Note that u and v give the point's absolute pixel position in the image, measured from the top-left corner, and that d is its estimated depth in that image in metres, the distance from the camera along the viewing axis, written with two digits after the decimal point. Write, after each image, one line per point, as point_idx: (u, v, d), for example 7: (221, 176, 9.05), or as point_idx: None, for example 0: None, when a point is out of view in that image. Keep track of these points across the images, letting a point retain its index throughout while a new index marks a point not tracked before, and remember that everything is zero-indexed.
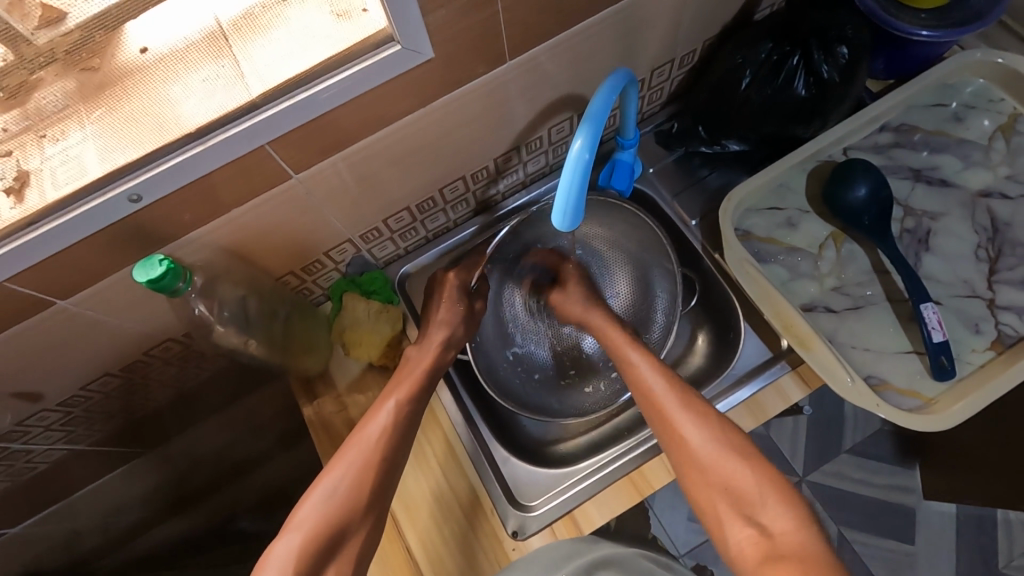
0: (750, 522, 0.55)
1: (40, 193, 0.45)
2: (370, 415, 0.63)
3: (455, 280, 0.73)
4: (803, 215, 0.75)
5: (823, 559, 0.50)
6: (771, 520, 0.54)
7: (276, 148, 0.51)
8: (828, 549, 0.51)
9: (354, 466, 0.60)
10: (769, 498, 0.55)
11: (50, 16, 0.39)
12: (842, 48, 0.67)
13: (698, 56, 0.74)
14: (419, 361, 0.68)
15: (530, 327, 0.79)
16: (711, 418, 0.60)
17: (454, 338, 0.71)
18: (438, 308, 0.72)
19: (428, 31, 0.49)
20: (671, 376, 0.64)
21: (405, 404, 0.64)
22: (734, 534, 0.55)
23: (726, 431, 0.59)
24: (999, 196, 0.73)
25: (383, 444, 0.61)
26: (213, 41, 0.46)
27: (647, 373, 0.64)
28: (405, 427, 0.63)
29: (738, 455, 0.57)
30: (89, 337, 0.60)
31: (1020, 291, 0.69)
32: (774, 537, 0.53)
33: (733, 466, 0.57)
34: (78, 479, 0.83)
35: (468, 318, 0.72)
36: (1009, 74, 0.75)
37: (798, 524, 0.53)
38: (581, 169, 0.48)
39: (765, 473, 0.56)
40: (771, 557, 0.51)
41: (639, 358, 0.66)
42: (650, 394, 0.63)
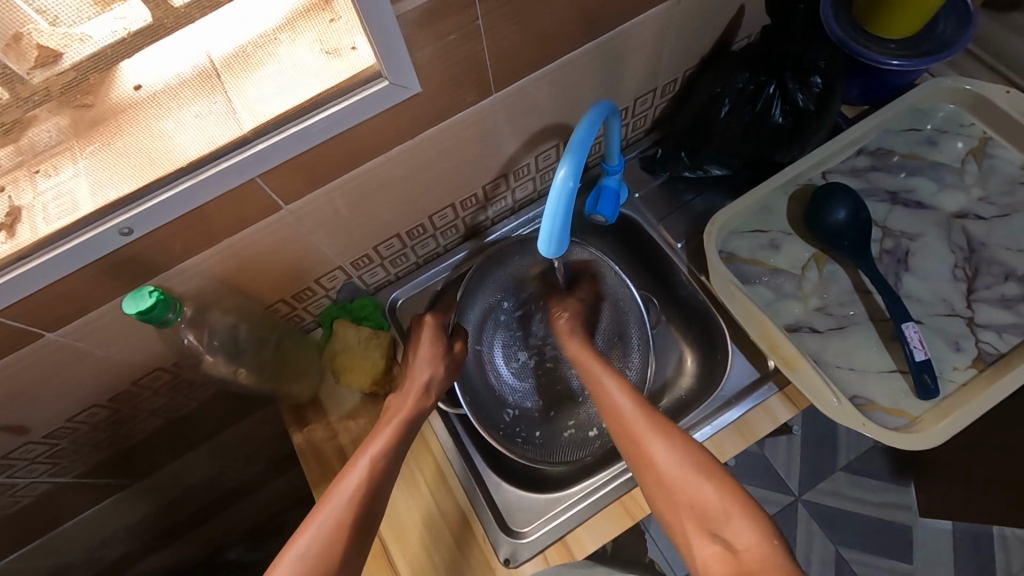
0: (717, 538, 0.55)
1: (31, 228, 0.46)
2: (345, 470, 0.61)
3: (435, 319, 0.73)
4: (785, 237, 0.77)
5: (786, 572, 0.50)
6: (737, 535, 0.54)
7: (266, 180, 0.52)
8: (788, 561, 0.51)
9: (327, 526, 0.57)
10: (733, 513, 0.55)
11: (46, 57, 0.39)
12: (815, 77, 0.69)
13: (680, 85, 0.77)
14: (400, 408, 0.66)
15: (517, 384, 0.80)
16: (676, 435, 0.61)
17: (435, 381, 0.69)
18: (417, 349, 0.71)
19: (415, 67, 0.50)
20: (641, 400, 0.65)
21: (381, 455, 0.62)
22: (701, 551, 0.55)
23: (690, 446, 0.60)
24: (974, 217, 0.75)
25: (358, 501, 0.59)
26: (206, 78, 0.46)
27: (617, 396, 0.65)
28: (382, 478, 0.61)
29: (705, 473, 0.58)
30: (78, 368, 0.60)
31: (997, 309, 0.70)
32: (739, 553, 0.53)
33: (699, 485, 0.57)
34: (63, 512, 0.82)
35: (449, 359, 0.71)
36: (978, 100, 0.78)
37: (762, 539, 0.53)
38: (566, 195, 0.49)
39: (730, 491, 0.57)
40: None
41: (609, 380, 0.67)
42: (620, 415, 0.64)
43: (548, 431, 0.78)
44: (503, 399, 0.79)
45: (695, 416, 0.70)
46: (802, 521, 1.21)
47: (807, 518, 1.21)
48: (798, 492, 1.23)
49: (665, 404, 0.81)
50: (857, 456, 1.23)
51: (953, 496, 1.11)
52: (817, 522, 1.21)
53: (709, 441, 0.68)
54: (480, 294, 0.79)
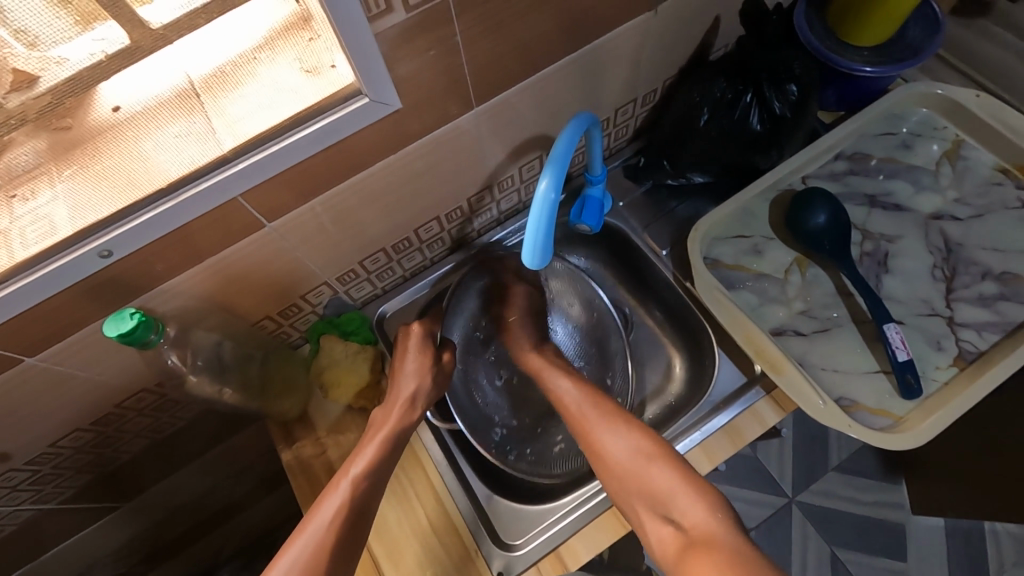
0: (670, 517, 0.57)
1: (8, 252, 0.46)
2: (324, 494, 0.61)
3: (420, 328, 0.72)
4: (768, 242, 0.78)
5: (731, 545, 0.52)
6: (687, 513, 0.57)
7: (248, 198, 0.53)
8: (735, 532, 0.54)
9: (306, 551, 0.56)
10: (682, 491, 0.58)
11: (22, 80, 0.39)
12: (791, 85, 0.70)
13: (659, 95, 0.78)
14: (383, 423, 0.66)
15: (501, 403, 0.79)
16: (624, 424, 0.64)
17: (420, 393, 0.68)
18: (403, 361, 0.70)
19: (395, 83, 0.51)
20: (595, 397, 0.68)
21: (363, 477, 0.62)
22: (656, 531, 0.58)
23: (639, 432, 0.63)
24: (950, 218, 0.77)
25: (338, 526, 0.58)
26: (184, 98, 0.46)
27: (570, 396, 0.69)
28: (363, 500, 0.61)
29: (654, 460, 0.60)
30: (58, 392, 0.59)
31: (976, 308, 0.72)
32: (689, 530, 0.56)
33: (647, 471, 0.60)
34: (46, 539, 0.80)
35: (435, 370, 0.71)
36: (950, 104, 0.80)
37: (710, 515, 0.56)
38: (548, 208, 0.49)
39: (680, 472, 0.59)
40: (690, 549, 0.54)
41: (564, 383, 0.70)
42: (574, 410, 0.68)
43: (538, 446, 0.78)
44: (491, 419, 0.77)
45: (685, 422, 0.70)
46: (795, 522, 1.21)
47: (801, 520, 1.21)
48: (790, 493, 1.23)
49: (655, 410, 0.81)
50: (848, 455, 1.24)
51: (943, 493, 1.12)
52: (810, 523, 1.21)
53: (699, 446, 0.68)
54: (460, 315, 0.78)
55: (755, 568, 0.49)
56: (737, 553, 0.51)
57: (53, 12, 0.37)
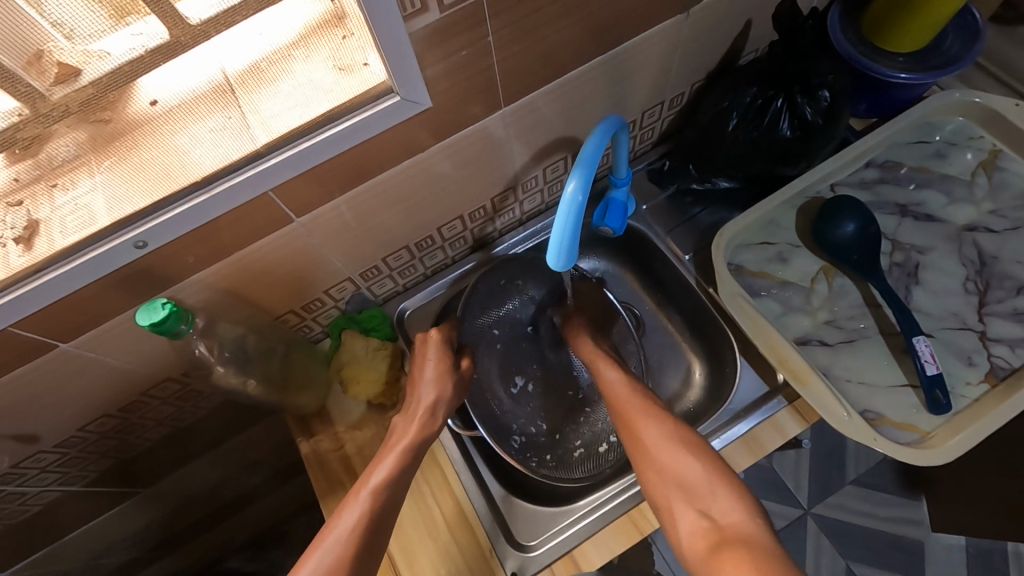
0: (703, 514, 0.56)
1: (48, 241, 0.47)
2: (342, 506, 0.61)
3: (440, 334, 0.72)
4: (794, 250, 0.77)
5: (765, 547, 0.51)
6: (722, 513, 0.56)
7: (278, 193, 0.53)
8: (770, 537, 0.53)
9: (326, 563, 0.56)
10: (720, 490, 0.57)
11: (65, 73, 0.40)
12: (823, 91, 0.69)
13: (687, 98, 0.78)
14: (404, 432, 0.66)
15: (518, 411, 0.78)
16: (668, 419, 0.63)
17: (440, 402, 0.68)
18: (423, 367, 0.70)
19: (426, 82, 0.51)
20: (639, 386, 0.68)
21: (382, 487, 0.62)
22: (685, 527, 0.57)
23: (684, 430, 0.62)
24: (984, 230, 0.75)
25: (357, 539, 0.58)
26: (220, 92, 0.47)
27: (617, 384, 0.69)
28: (384, 509, 0.61)
29: (697, 457, 0.59)
30: (89, 378, 0.60)
31: (1009, 323, 0.70)
32: (722, 528, 0.54)
33: (689, 465, 0.59)
34: (70, 520, 0.82)
35: (455, 379, 0.70)
36: (987, 113, 0.78)
37: (746, 518, 0.55)
38: (575, 211, 0.49)
39: (720, 472, 0.58)
40: (721, 547, 0.53)
41: (611, 372, 0.71)
42: (620, 400, 0.67)
43: (559, 453, 0.77)
44: (509, 428, 0.76)
45: (704, 429, 0.69)
46: (810, 535, 1.19)
47: (816, 532, 1.19)
48: (805, 504, 1.21)
49: (674, 416, 0.80)
50: (867, 469, 1.22)
51: (965, 511, 1.09)
52: (824, 536, 1.19)
53: (718, 455, 0.68)
54: (477, 318, 0.77)
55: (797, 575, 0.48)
56: (772, 554, 0.50)
57: (91, 6, 0.37)
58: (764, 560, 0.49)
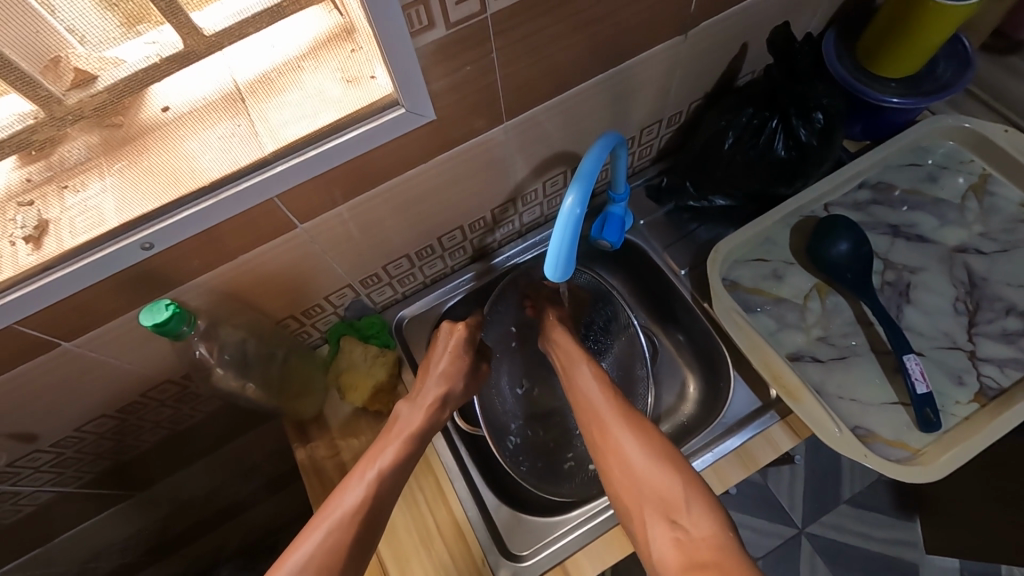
0: (675, 527, 0.57)
1: (58, 240, 0.48)
2: (347, 484, 0.62)
3: (467, 330, 0.72)
4: (788, 267, 0.78)
5: (737, 562, 0.52)
6: (695, 526, 0.56)
7: (284, 200, 0.55)
8: (741, 552, 0.53)
9: (326, 544, 0.57)
10: (692, 502, 0.57)
11: (82, 78, 0.41)
12: (817, 113, 0.71)
13: (686, 116, 0.79)
14: (409, 421, 0.67)
15: (518, 411, 0.79)
16: (647, 431, 0.64)
17: (451, 395, 0.69)
18: (440, 360, 0.71)
19: (431, 96, 0.53)
20: (613, 391, 0.68)
21: (389, 469, 0.63)
22: (658, 538, 0.57)
23: (661, 443, 0.63)
24: (974, 252, 0.76)
25: (361, 517, 0.59)
26: (230, 101, 0.48)
27: (591, 386, 0.69)
28: (387, 496, 0.62)
29: (671, 469, 0.60)
30: (90, 378, 0.61)
31: (999, 343, 0.71)
32: (694, 542, 0.55)
33: (663, 478, 0.59)
34: (62, 522, 0.82)
35: (468, 375, 0.71)
36: (978, 138, 0.80)
37: (718, 530, 0.55)
38: (572, 223, 0.50)
39: (693, 485, 0.59)
40: (692, 562, 0.53)
41: (587, 371, 0.70)
42: (593, 405, 0.67)
43: (549, 461, 0.78)
44: (505, 427, 0.77)
45: (697, 443, 0.70)
46: (805, 555, 1.18)
47: (810, 552, 1.19)
48: (800, 523, 1.21)
49: (666, 429, 0.81)
50: (861, 489, 1.21)
51: (961, 533, 1.08)
52: (818, 556, 1.18)
53: (711, 468, 0.68)
54: (494, 323, 0.80)
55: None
56: (740, 569, 0.51)
57: (101, 15, 0.39)
58: None
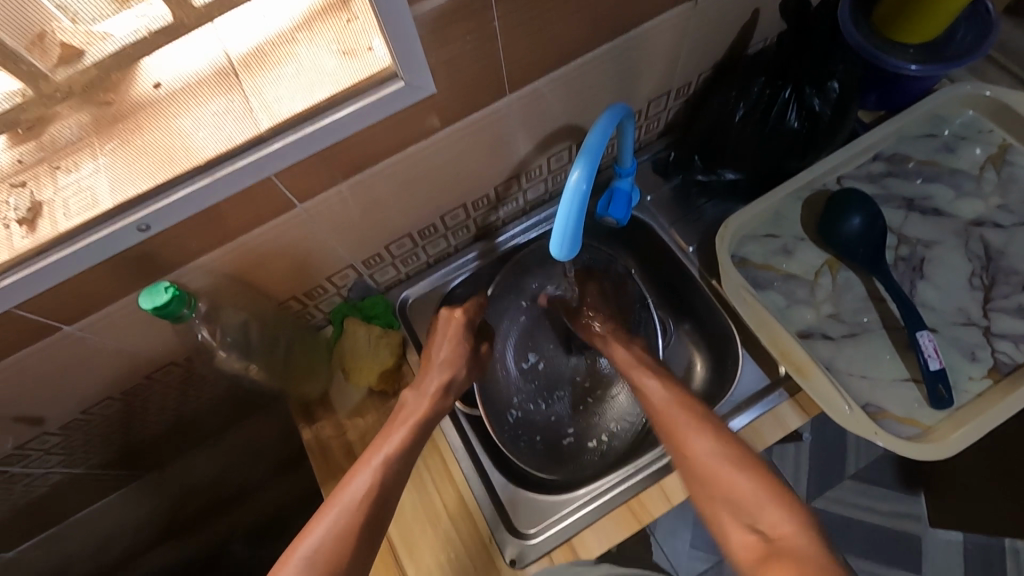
0: (753, 527, 0.56)
1: (51, 222, 0.47)
2: (355, 471, 0.62)
3: (464, 314, 0.75)
4: (798, 242, 0.76)
5: (816, 559, 0.50)
6: (773, 524, 0.55)
7: (281, 178, 0.53)
8: (823, 549, 0.51)
9: (336, 530, 0.57)
10: (769, 501, 0.56)
11: (68, 54, 0.40)
12: (832, 82, 0.68)
13: (695, 87, 0.77)
14: (416, 409, 0.67)
15: (523, 386, 0.79)
16: (717, 430, 0.63)
17: (453, 383, 0.70)
18: (441, 347, 0.72)
19: (430, 68, 0.51)
20: (680, 393, 0.67)
21: (395, 455, 0.63)
22: (738, 540, 0.56)
23: (732, 442, 0.61)
24: (991, 225, 0.74)
25: (368, 504, 0.59)
26: (223, 76, 0.46)
27: (656, 392, 0.68)
28: (395, 479, 0.62)
29: (744, 468, 0.59)
30: (93, 360, 0.61)
31: (1015, 318, 0.69)
32: (773, 540, 0.54)
33: (736, 476, 0.58)
34: (76, 502, 0.83)
35: (469, 360, 0.73)
36: (999, 107, 0.77)
37: (799, 529, 0.54)
38: (579, 199, 0.49)
39: (767, 484, 0.57)
40: (769, 560, 0.52)
41: (651, 380, 0.69)
42: (660, 410, 0.66)
43: (551, 439, 0.78)
44: (507, 401, 0.78)
45: None
46: None
47: None
48: None
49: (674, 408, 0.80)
50: None
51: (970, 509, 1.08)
52: None
53: None
54: (499, 306, 0.81)
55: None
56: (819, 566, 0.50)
57: None
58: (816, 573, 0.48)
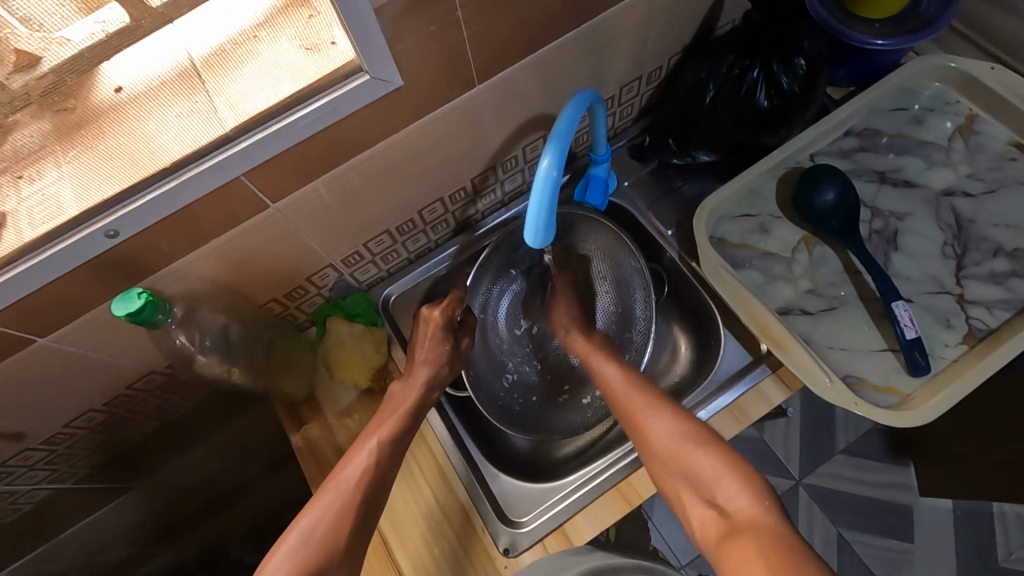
0: (710, 503, 0.57)
1: (16, 232, 0.46)
2: (344, 462, 0.63)
3: (443, 315, 0.71)
4: (775, 220, 0.77)
5: (777, 531, 0.51)
6: (731, 499, 0.56)
7: (251, 178, 0.52)
8: (779, 519, 0.52)
9: (328, 517, 0.59)
10: (727, 477, 0.57)
11: (23, 62, 0.39)
12: (799, 59, 0.69)
13: (666, 71, 0.77)
14: (402, 399, 0.67)
15: (516, 349, 0.80)
16: (670, 409, 0.63)
17: (437, 378, 0.69)
18: (420, 347, 0.71)
19: (396, 60, 0.50)
20: (634, 374, 0.67)
21: (384, 446, 0.63)
22: (698, 515, 0.57)
23: (686, 418, 0.62)
24: (961, 194, 0.75)
25: (358, 493, 0.60)
26: (186, 77, 0.46)
27: (612, 376, 0.68)
28: (384, 469, 0.63)
29: (697, 443, 0.60)
30: (72, 372, 0.60)
31: (987, 285, 0.71)
32: (731, 513, 0.55)
33: (690, 453, 0.59)
34: (65, 517, 0.83)
35: (449, 356, 0.71)
36: (964, 77, 0.78)
37: (756, 502, 0.54)
38: (551, 185, 0.49)
39: (726, 459, 0.58)
40: (732, 535, 0.53)
41: (607, 366, 0.69)
42: (619, 393, 0.66)
43: (547, 399, 0.79)
44: (502, 367, 0.79)
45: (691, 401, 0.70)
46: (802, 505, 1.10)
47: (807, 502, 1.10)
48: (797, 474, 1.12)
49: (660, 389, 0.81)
50: None
51: None
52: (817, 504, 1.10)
53: None
54: (481, 283, 0.77)
55: (800, 559, 0.47)
56: (781, 538, 0.50)
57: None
58: (769, 545, 0.49)
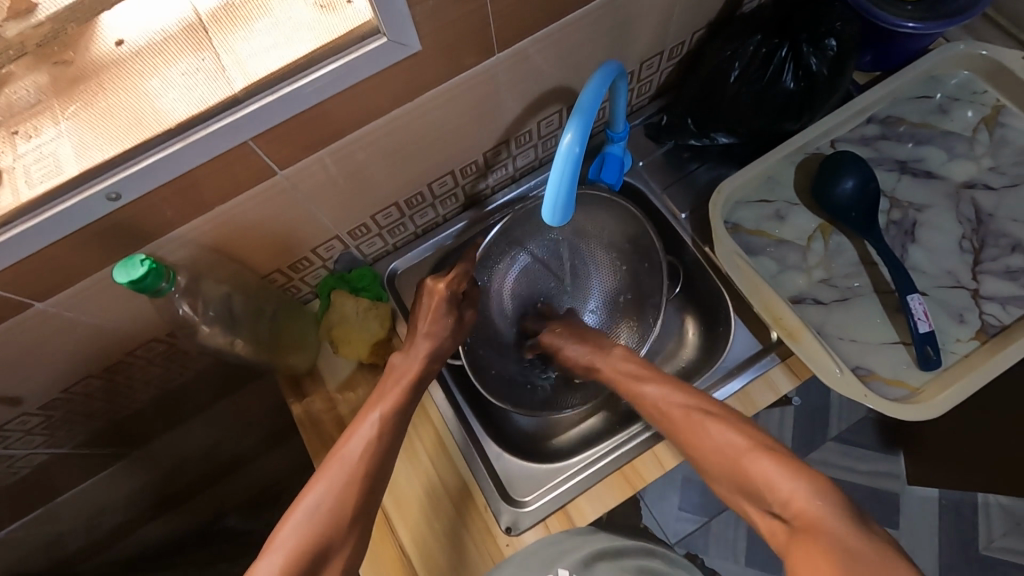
0: (773, 505, 0.53)
1: (14, 191, 0.44)
2: (350, 433, 0.62)
3: (447, 288, 0.70)
4: (791, 207, 0.76)
5: (845, 529, 0.47)
6: (791, 496, 0.52)
7: (259, 143, 0.50)
8: (844, 517, 0.48)
9: (337, 485, 0.58)
10: (786, 475, 0.53)
11: (20, 7, 0.40)
12: (830, 40, 0.67)
13: (688, 48, 0.74)
14: (405, 369, 0.67)
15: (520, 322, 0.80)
16: (727, 419, 0.60)
17: (441, 350, 0.69)
18: (423, 319, 0.69)
19: (415, 23, 0.48)
20: (690, 391, 0.63)
21: (391, 413, 0.63)
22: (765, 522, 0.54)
23: (740, 424, 0.59)
24: (983, 188, 0.74)
25: (365, 463, 0.60)
26: (192, 33, 0.45)
27: (662, 398, 0.64)
28: (388, 441, 0.62)
29: (754, 445, 0.57)
30: (70, 337, 0.58)
31: (1003, 281, 0.70)
32: (798, 513, 0.51)
33: (747, 457, 0.56)
34: (63, 480, 0.82)
35: (453, 329, 0.70)
36: (993, 66, 0.76)
37: (818, 497, 0.50)
38: (572, 160, 0.47)
39: (788, 461, 0.54)
40: (797, 536, 0.50)
41: (652, 389, 0.65)
42: (663, 417, 0.63)
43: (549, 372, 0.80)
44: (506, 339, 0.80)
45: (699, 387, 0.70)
46: None
47: None
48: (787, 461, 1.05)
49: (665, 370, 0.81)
50: None
51: None
52: None
53: None
54: (492, 258, 0.77)
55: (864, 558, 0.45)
56: (849, 541, 0.47)
57: None
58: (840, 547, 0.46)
